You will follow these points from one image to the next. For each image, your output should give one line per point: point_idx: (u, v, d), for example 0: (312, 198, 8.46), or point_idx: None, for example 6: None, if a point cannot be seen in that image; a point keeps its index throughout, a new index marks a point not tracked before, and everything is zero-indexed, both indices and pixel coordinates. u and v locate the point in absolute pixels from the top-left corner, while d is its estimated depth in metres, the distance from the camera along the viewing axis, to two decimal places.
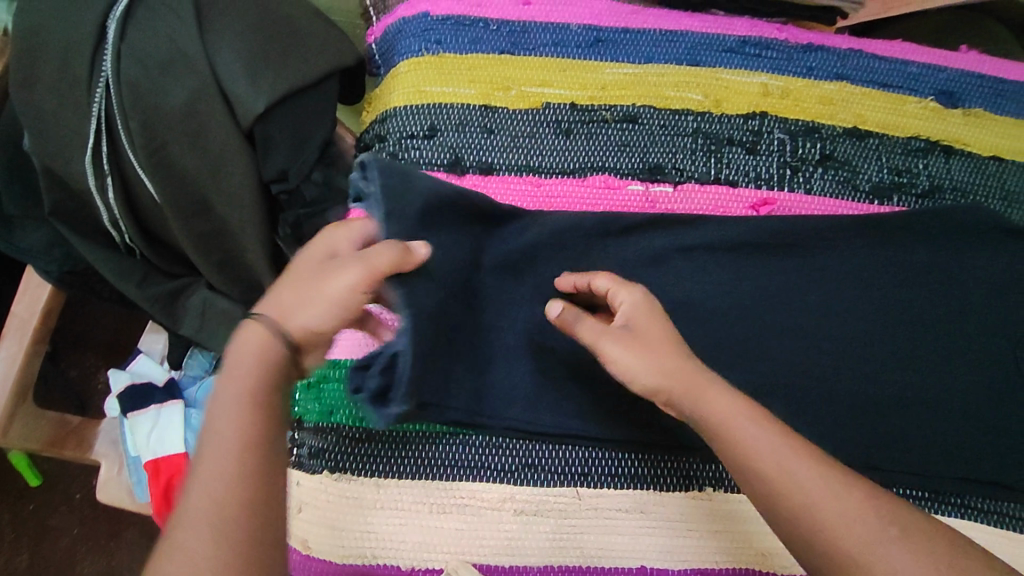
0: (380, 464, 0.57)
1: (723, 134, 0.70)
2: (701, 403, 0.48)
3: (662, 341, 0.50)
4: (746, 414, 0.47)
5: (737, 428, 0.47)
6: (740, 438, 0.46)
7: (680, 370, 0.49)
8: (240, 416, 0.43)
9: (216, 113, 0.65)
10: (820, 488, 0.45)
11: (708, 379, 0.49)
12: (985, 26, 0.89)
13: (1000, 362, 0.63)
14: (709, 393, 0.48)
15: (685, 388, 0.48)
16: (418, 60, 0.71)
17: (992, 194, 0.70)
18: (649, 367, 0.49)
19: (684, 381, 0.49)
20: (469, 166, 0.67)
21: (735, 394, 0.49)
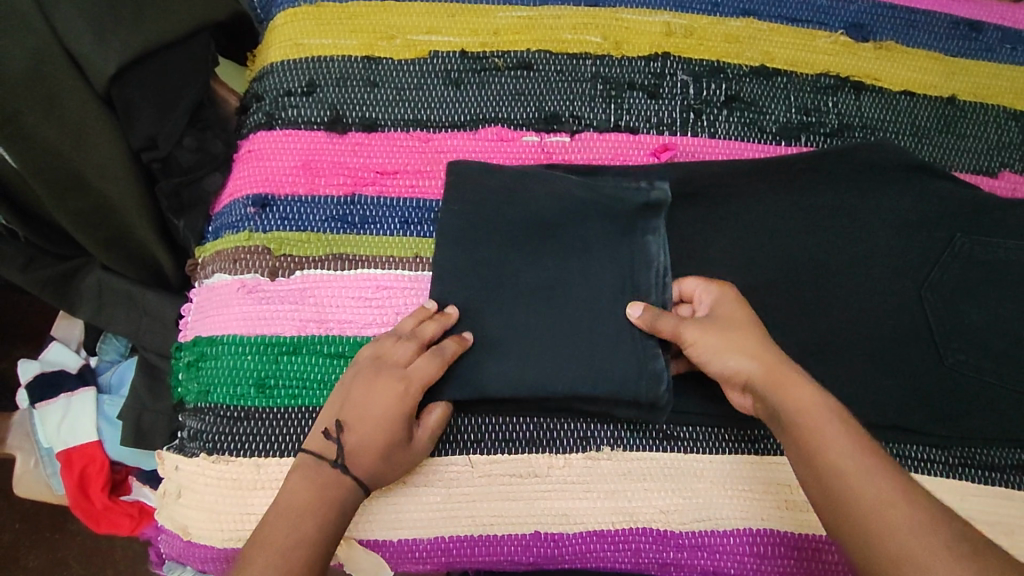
0: (260, 444, 0.55)
1: (623, 79, 0.66)
2: (783, 398, 0.49)
3: (756, 327, 0.52)
4: (838, 419, 0.47)
5: (826, 430, 0.47)
6: (827, 441, 0.46)
7: (788, 365, 0.50)
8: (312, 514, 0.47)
9: (65, 77, 0.57)
10: (881, 488, 0.44)
11: (794, 372, 0.50)
12: None
13: (903, 303, 0.62)
14: (797, 388, 0.49)
15: (775, 377, 0.49)
16: (294, 11, 0.66)
17: (903, 130, 0.68)
18: (762, 355, 0.51)
19: (775, 371, 0.50)
20: (351, 122, 0.63)
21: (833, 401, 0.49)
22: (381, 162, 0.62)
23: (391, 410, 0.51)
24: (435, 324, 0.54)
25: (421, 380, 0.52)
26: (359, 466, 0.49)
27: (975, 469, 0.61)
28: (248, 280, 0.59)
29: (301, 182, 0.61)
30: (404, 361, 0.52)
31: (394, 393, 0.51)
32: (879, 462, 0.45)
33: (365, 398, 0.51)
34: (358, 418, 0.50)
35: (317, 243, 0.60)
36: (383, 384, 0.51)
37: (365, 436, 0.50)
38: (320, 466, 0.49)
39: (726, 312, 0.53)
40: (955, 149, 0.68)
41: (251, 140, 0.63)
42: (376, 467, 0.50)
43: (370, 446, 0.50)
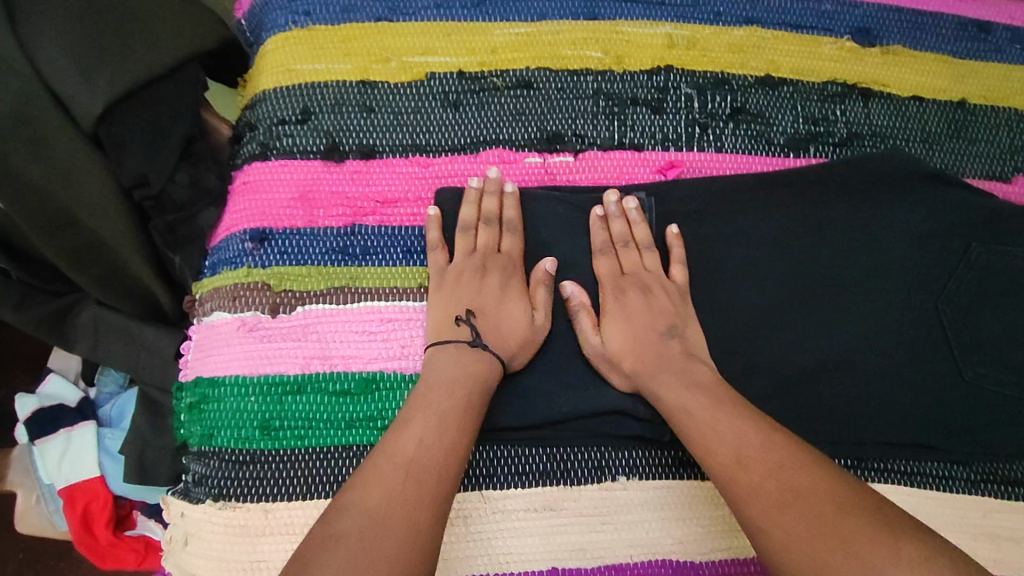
0: (268, 487, 0.54)
1: (626, 94, 0.65)
2: (659, 394, 0.54)
3: (650, 317, 0.57)
4: (700, 401, 0.52)
5: (687, 411, 0.52)
6: (690, 416, 0.52)
7: (665, 355, 0.55)
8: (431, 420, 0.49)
9: (50, 115, 0.55)
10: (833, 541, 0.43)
11: (666, 366, 0.55)
12: None
13: (920, 316, 0.60)
14: (672, 379, 0.54)
15: (649, 371, 0.55)
16: (285, 36, 0.64)
17: (912, 137, 0.66)
18: (635, 348, 0.56)
19: (649, 370, 0.55)
20: (348, 150, 0.61)
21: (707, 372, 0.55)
22: (380, 190, 0.61)
23: (523, 327, 0.56)
24: (514, 201, 0.59)
25: (514, 255, 0.59)
26: (501, 352, 0.54)
27: (997, 485, 0.60)
28: (248, 319, 0.57)
29: (298, 213, 0.60)
30: (496, 245, 0.59)
31: (522, 307, 0.57)
32: (737, 423, 0.50)
33: (481, 291, 0.57)
34: (485, 304, 0.57)
35: (317, 276, 0.58)
36: (494, 272, 0.58)
37: (494, 338, 0.55)
38: (463, 347, 0.54)
39: (622, 304, 0.58)
40: (967, 155, 0.66)
41: (245, 172, 0.61)
42: (510, 350, 0.55)
43: (499, 327, 0.55)
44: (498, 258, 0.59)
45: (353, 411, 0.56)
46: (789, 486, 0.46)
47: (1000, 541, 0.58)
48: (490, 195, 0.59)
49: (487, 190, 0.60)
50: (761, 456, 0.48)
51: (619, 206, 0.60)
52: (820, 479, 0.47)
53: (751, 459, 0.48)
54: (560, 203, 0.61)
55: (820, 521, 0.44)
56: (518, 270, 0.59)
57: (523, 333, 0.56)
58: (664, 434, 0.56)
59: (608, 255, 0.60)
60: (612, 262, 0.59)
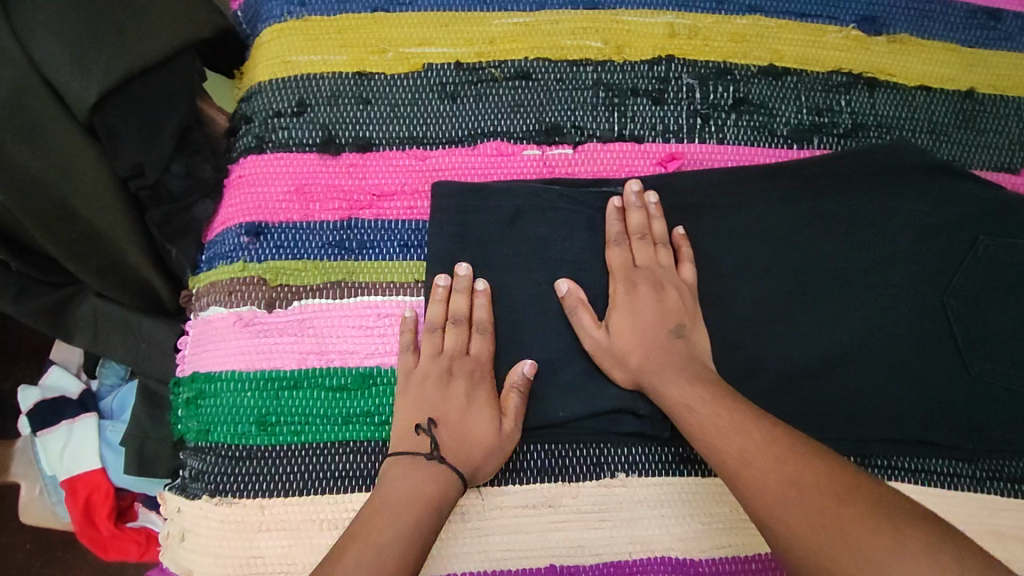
0: (265, 483, 0.54)
1: (627, 85, 0.63)
2: (662, 392, 0.53)
3: (661, 316, 0.55)
4: (704, 402, 0.51)
5: (688, 407, 0.51)
6: (692, 414, 0.51)
7: (671, 353, 0.54)
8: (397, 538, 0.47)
9: (44, 107, 0.55)
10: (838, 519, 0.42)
11: (676, 366, 0.53)
12: None
13: (925, 310, 0.59)
14: (678, 381, 0.52)
15: (653, 369, 0.53)
16: (281, 26, 0.63)
17: (919, 127, 0.65)
18: (642, 345, 0.54)
19: (653, 361, 0.54)
20: (345, 142, 0.60)
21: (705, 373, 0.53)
22: (377, 183, 0.60)
23: (488, 435, 0.52)
24: (485, 301, 0.55)
25: (484, 357, 0.55)
26: (462, 468, 0.51)
27: (1002, 482, 0.59)
28: (244, 313, 0.57)
29: (294, 207, 0.59)
30: (465, 349, 0.55)
31: (488, 416, 0.53)
32: (743, 423, 0.49)
33: (448, 397, 0.53)
34: (450, 415, 0.53)
35: (313, 271, 0.58)
36: (459, 377, 0.54)
37: (455, 452, 0.51)
38: (417, 461, 0.51)
39: (632, 296, 0.56)
40: (974, 146, 0.65)
41: (241, 165, 0.61)
42: (473, 462, 0.51)
43: (464, 436, 0.52)
44: (465, 361, 0.55)
45: (350, 406, 0.55)
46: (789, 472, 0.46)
47: (1005, 538, 0.57)
48: (459, 294, 0.56)
49: (456, 289, 0.56)
50: (762, 454, 0.47)
51: (641, 198, 0.59)
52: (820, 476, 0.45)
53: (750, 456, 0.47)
54: (562, 198, 0.59)
55: (819, 517, 0.43)
56: (487, 376, 0.55)
57: (488, 441, 0.52)
58: (664, 430, 0.55)
59: (621, 247, 0.58)
60: (624, 255, 0.57)
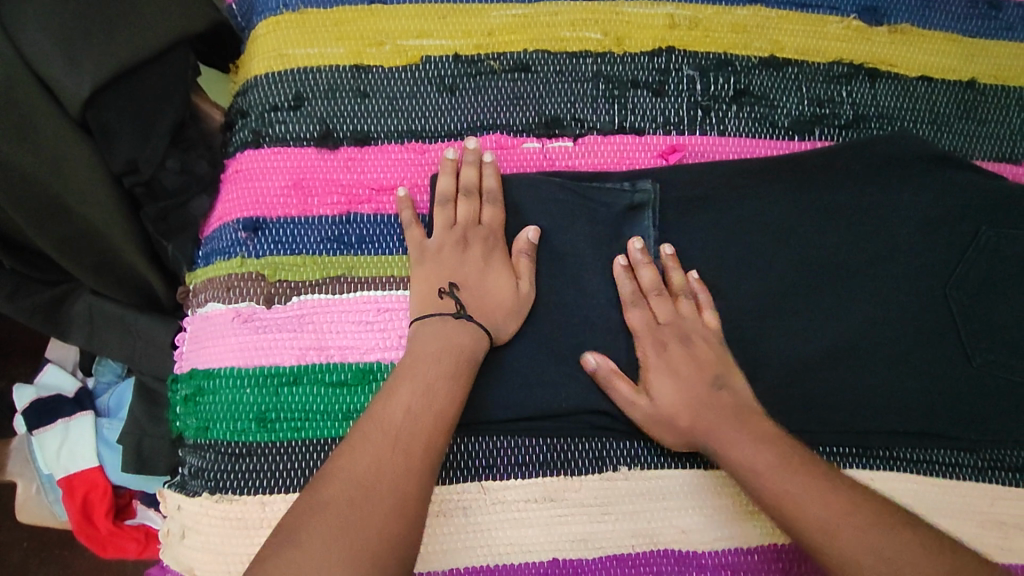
0: (264, 480, 0.53)
1: (627, 77, 0.63)
2: (722, 447, 0.51)
3: (699, 369, 0.54)
4: (767, 461, 0.50)
5: (753, 466, 0.50)
6: (755, 471, 0.50)
7: (721, 403, 0.53)
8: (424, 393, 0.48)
9: (35, 103, 0.54)
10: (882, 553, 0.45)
11: (734, 417, 0.52)
12: None
13: (928, 302, 0.59)
14: (739, 437, 0.51)
15: (709, 427, 0.52)
16: (276, 19, 0.62)
17: (920, 118, 0.65)
18: (689, 405, 0.53)
19: (700, 409, 0.53)
20: (342, 136, 0.60)
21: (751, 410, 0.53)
22: (376, 177, 0.59)
23: (507, 293, 0.55)
24: (493, 173, 0.57)
25: (495, 226, 0.57)
26: (485, 320, 0.53)
27: (1004, 472, 0.59)
28: (243, 309, 0.56)
29: (293, 201, 0.58)
30: (477, 218, 0.56)
31: (506, 278, 0.55)
32: (789, 467, 0.49)
33: (462, 264, 0.55)
34: (467, 275, 0.54)
35: (312, 266, 0.57)
36: (475, 245, 0.56)
37: (478, 311, 0.53)
38: (446, 319, 0.52)
39: (664, 356, 0.55)
40: (976, 137, 0.65)
41: (238, 159, 0.60)
42: (496, 322, 0.54)
43: (483, 298, 0.54)
44: (477, 229, 0.56)
45: (351, 401, 0.55)
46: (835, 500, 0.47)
47: (1006, 528, 0.57)
48: (469, 166, 0.57)
49: (468, 162, 0.57)
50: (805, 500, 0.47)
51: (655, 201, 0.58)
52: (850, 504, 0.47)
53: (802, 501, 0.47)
54: (565, 189, 0.58)
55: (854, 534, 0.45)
56: (500, 242, 0.57)
57: (507, 304, 0.54)
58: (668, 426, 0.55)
59: (639, 308, 0.56)
60: (646, 315, 0.56)
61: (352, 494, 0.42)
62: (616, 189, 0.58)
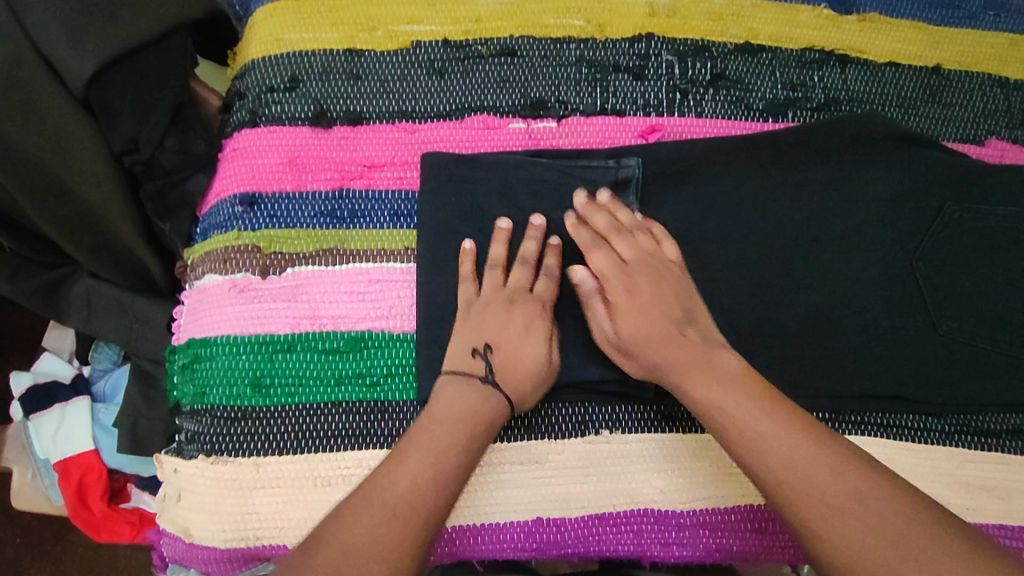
0: (259, 443, 0.55)
1: (609, 61, 0.66)
2: (683, 386, 0.51)
3: (663, 305, 0.54)
4: (733, 401, 0.49)
5: (736, 423, 0.48)
6: (736, 424, 0.48)
7: (682, 345, 0.52)
8: (456, 438, 0.49)
9: (41, 82, 0.56)
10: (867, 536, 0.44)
11: (694, 360, 0.51)
12: None
13: (897, 274, 0.62)
14: (696, 375, 0.51)
15: (667, 365, 0.52)
16: (273, 6, 0.65)
17: (889, 102, 0.68)
18: (653, 344, 0.53)
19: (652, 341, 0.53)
20: (336, 116, 0.62)
21: (729, 375, 0.50)
22: (368, 155, 0.62)
23: (541, 370, 0.54)
24: (556, 253, 0.57)
25: (546, 298, 0.57)
26: (512, 394, 0.53)
27: (970, 436, 0.61)
28: (238, 280, 0.58)
29: (288, 178, 0.61)
30: (529, 286, 0.57)
31: (543, 349, 0.55)
32: (752, 397, 0.49)
33: (505, 326, 0.54)
34: (505, 340, 0.54)
35: (307, 239, 0.59)
36: (520, 309, 0.55)
37: (506, 377, 0.53)
38: (473, 381, 0.52)
39: (632, 296, 0.54)
40: (941, 119, 0.68)
41: (235, 139, 0.62)
42: (524, 396, 0.54)
43: (517, 366, 0.53)
44: (528, 297, 0.56)
45: (343, 368, 0.57)
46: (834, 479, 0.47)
47: (972, 489, 0.60)
48: (532, 239, 0.57)
49: (532, 235, 0.58)
50: (745, 415, 0.48)
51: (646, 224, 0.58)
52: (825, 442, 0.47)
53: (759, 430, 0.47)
54: (549, 169, 0.61)
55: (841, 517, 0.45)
56: (547, 313, 0.56)
57: (537, 376, 0.54)
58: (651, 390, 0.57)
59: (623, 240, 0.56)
60: (607, 256, 0.56)
61: (380, 526, 0.45)
62: (601, 166, 0.61)
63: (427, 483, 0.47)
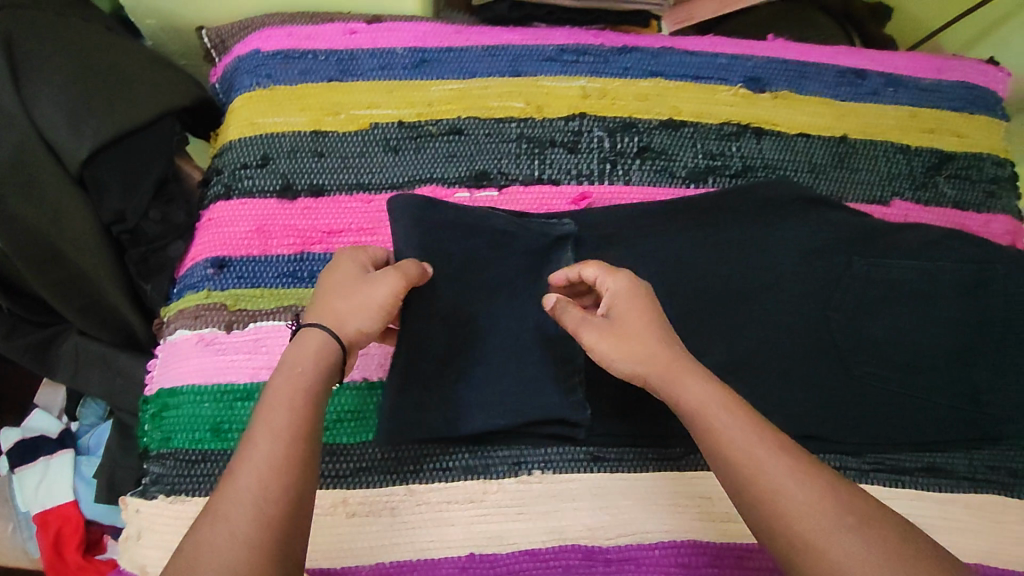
0: (216, 483, 0.60)
1: (545, 137, 0.74)
2: (676, 393, 0.49)
3: (652, 326, 0.52)
4: (723, 419, 0.47)
5: (736, 442, 0.45)
6: (734, 446, 0.45)
7: (676, 352, 0.51)
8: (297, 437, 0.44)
9: (42, 161, 0.65)
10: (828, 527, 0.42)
11: (687, 368, 0.50)
12: (801, 24, 1.00)
13: (810, 323, 0.67)
14: (691, 380, 0.49)
15: (665, 371, 0.50)
16: (250, 95, 0.74)
17: (801, 168, 0.75)
18: (643, 347, 0.51)
19: (668, 363, 0.50)
20: (300, 188, 0.70)
21: (719, 388, 0.49)
22: (327, 222, 0.69)
23: (361, 291, 0.52)
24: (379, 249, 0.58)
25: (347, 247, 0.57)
26: (348, 309, 0.51)
27: (887, 475, 0.64)
28: (206, 334, 0.65)
29: (255, 243, 0.68)
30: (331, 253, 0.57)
31: (360, 271, 0.54)
32: (747, 426, 0.46)
33: (320, 282, 0.53)
34: (323, 292, 0.52)
35: (269, 297, 0.66)
36: (329, 266, 0.55)
37: (333, 304, 0.51)
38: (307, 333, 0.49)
39: (626, 307, 0.53)
40: (849, 182, 0.75)
41: (210, 209, 0.70)
42: (359, 299, 0.51)
43: (340, 300, 0.51)
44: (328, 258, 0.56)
45: None
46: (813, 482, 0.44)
47: None
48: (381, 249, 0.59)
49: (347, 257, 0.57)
50: (750, 448, 0.45)
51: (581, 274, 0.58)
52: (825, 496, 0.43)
53: (757, 467, 0.44)
54: None
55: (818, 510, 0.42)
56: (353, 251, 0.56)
57: (355, 277, 0.53)
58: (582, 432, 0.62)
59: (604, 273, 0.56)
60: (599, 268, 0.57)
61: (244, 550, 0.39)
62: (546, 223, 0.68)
63: (263, 505, 0.40)
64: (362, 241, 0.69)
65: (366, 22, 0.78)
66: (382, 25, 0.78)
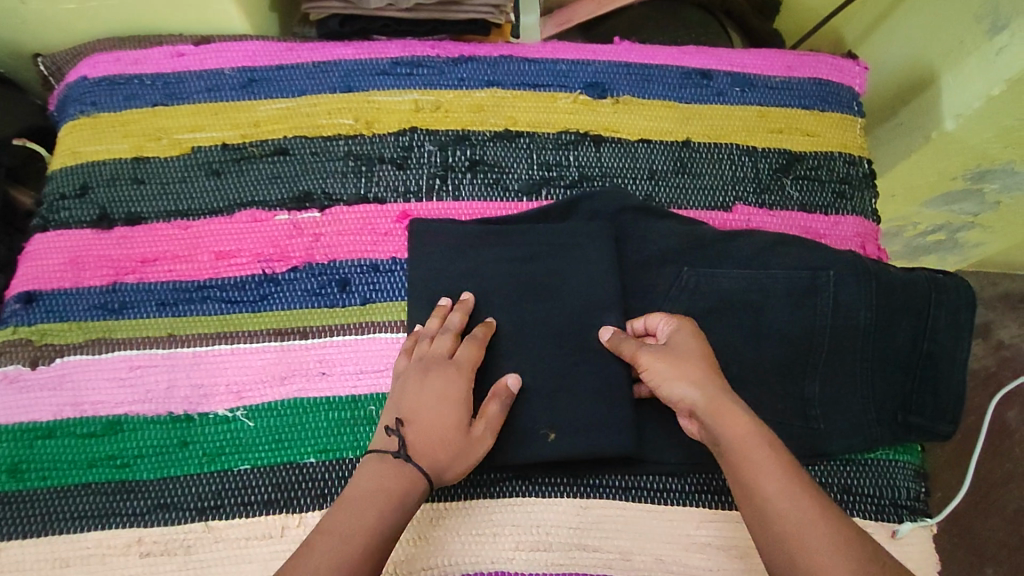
0: (6, 527, 0.59)
1: (374, 154, 0.72)
2: (723, 421, 0.54)
3: (704, 362, 0.58)
4: (775, 450, 0.53)
5: (767, 472, 0.51)
6: (767, 475, 0.51)
7: (726, 390, 0.57)
8: (368, 501, 0.53)
9: None
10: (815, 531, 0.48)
11: (729, 402, 0.56)
12: (676, 24, 0.97)
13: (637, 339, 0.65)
14: (734, 416, 0.55)
15: (716, 406, 0.55)
16: (74, 124, 0.73)
17: (640, 176, 0.73)
18: (691, 378, 0.57)
19: (717, 399, 0.56)
20: (118, 218, 0.69)
21: (766, 430, 0.55)
22: (142, 252, 0.68)
23: (454, 435, 0.57)
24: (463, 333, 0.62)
25: (466, 365, 0.60)
26: (427, 459, 0.56)
27: (711, 496, 0.62)
28: (10, 371, 0.64)
29: (67, 276, 0.67)
30: (449, 352, 0.60)
31: (462, 415, 0.58)
32: (784, 457, 0.53)
33: (419, 399, 0.58)
34: (420, 416, 0.57)
35: (77, 330, 0.65)
36: (434, 375, 0.59)
37: (424, 443, 0.56)
38: (385, 456, 0.56)
39: (668, 347, 0.59)
40: (691, 188, 0.72)
41: (28, 242, 0.69)
42: (444, 456, 0.56)
43: (429, 431, 0.57)
44: (444, 363, 0.60)
45: (97, 451, 0.61)
46: (802, 500, 0.50)
47: (711, 549, 0.60)
48: (457, 313, 0.63)
49: (451, 312, 0.63)
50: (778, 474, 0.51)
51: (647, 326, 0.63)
52: (834, 516, 0.49)
53: (779, 497, 0.50)
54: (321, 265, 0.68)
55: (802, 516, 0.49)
56: (461, 376, 0.60)
57: (451, 436, 0.57)
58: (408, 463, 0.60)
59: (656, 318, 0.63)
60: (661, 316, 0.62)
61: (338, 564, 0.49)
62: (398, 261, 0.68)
63: (368, 520, 0.52)
64: (177, 268, 0.67)
65: (194, 43, 0.77)
66: (211, 45, 0.76)
